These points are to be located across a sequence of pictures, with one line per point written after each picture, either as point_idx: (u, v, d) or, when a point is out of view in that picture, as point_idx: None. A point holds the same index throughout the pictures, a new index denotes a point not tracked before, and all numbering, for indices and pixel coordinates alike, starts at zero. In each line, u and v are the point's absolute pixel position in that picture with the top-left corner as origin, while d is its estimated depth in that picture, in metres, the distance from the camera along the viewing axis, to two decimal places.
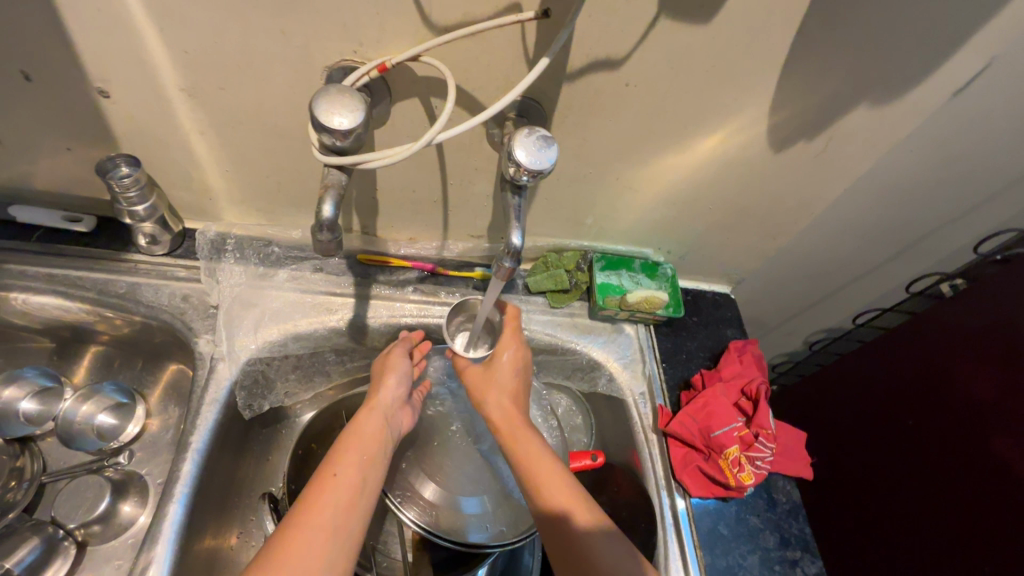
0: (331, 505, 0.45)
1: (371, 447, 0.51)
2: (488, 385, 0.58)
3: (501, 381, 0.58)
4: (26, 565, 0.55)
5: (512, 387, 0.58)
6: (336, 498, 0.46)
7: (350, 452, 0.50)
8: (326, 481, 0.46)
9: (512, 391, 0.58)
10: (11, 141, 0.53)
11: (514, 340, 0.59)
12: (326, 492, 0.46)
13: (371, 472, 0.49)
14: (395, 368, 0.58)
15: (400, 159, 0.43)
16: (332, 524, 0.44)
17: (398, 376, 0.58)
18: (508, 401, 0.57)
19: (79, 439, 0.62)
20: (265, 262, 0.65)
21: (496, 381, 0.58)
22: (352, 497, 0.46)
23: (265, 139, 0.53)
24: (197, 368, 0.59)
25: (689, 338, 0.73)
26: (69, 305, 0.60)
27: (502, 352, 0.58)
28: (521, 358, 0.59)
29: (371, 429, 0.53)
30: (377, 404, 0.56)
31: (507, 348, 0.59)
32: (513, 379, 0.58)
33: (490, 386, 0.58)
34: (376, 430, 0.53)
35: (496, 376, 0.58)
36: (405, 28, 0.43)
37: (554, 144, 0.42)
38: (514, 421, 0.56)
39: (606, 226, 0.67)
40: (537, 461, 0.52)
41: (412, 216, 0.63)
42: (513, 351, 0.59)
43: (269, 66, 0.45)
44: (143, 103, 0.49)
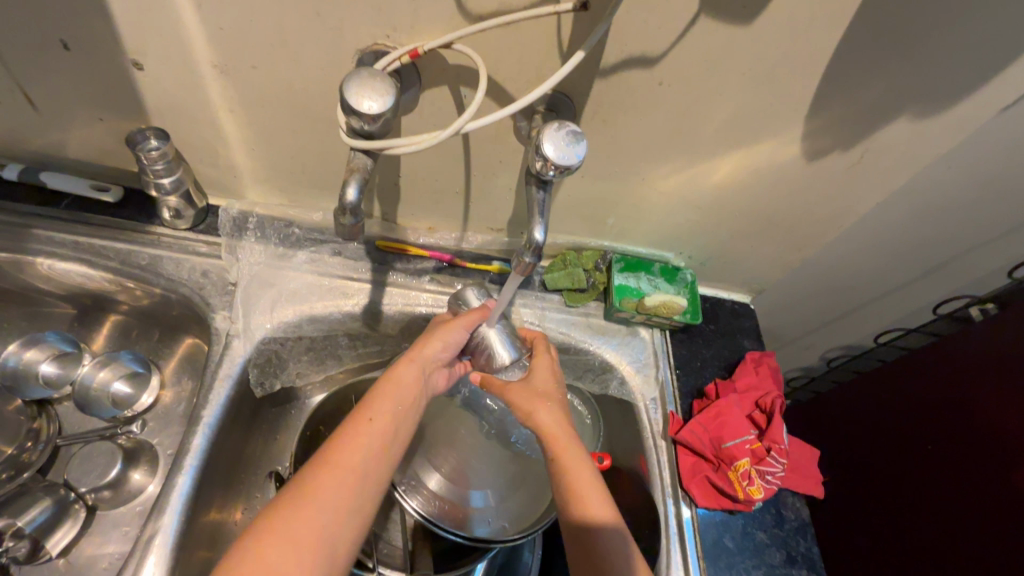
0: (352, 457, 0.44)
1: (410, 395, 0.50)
2: (531, 398, 0.53)
3: (546, 391, 0.54)
4: (36, 525, 0.56)
5: (553, 396, 0.54)
6: (363, 448, 0.45)
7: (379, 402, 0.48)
8: (360, 424, 0.46)
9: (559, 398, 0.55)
10: (47, 108, 0.53)
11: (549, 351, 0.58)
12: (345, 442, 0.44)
13: (401, 420, 0.49)
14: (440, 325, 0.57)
15: (426, 147, 0.43)
16: (350, 476, 0.43)
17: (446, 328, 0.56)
18: (558, 413, 0.53)
19: (95, 405, 0.63)
20: (284, 243, 0.65)
21: (542, 391, 0.54)
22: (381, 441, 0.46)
23: (293, 119, 0.53)
24: (213, 343, 0.59)
25: (705, 345, 0.72)
26: (93, 273, 0.61)
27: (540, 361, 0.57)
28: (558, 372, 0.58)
29: (408, 388, 0.51)
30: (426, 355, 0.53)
31: (546, 359, 0.57)
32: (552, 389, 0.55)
33: (539, 397, 0.53)
34: (413, 384, 0.51)
35: (540, 386, 0.54)
36: (440, 14, 0.42)
37: (583, 140, 0.42)
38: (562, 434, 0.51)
39: (628, 227, 0.66)
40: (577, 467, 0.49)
41: (433, 204, 0.63)
42: (552, 361, 0.58)
43: (303, 47, 0.45)
44: (176, 78, 0.49)
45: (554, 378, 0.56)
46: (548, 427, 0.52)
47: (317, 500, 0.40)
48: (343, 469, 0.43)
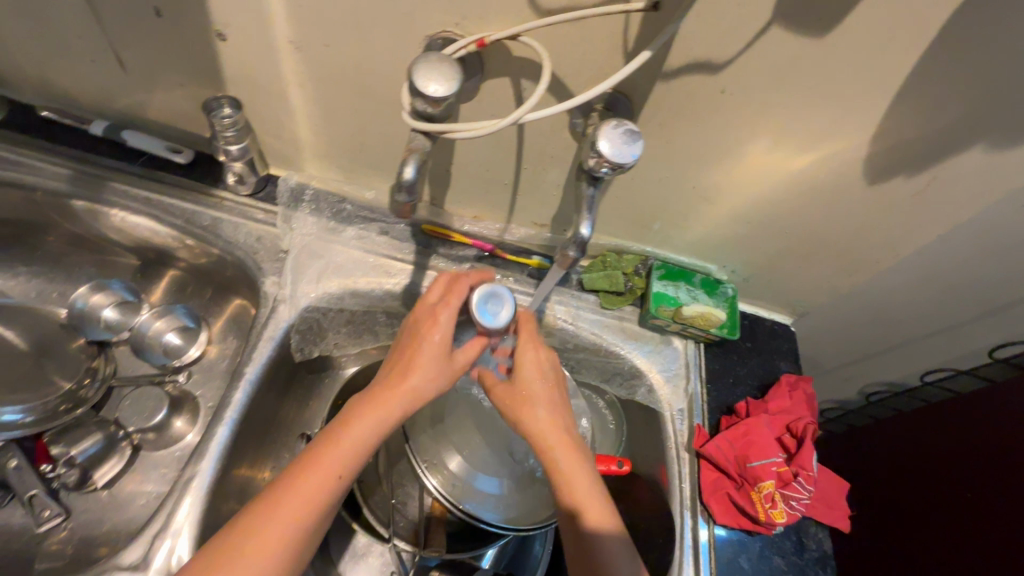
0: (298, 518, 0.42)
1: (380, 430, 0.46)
2: (516, 405, 0.52)
3: (531, 391, 0.53)
4: (88, 456, 0.60)
5: (543, 399, 0.52)
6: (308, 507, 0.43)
7: (338, 447, 0.44)
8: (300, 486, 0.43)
9: (554, 399, 0.53)
10: (136, 71, 0.57)
11: (534, 343, 0.55)
12: (299, 495, 0.42)
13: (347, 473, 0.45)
14: (433, 350, 0.48)
15: (485, 134, 0.44)
16: (297, 529, 0.42)
17: (441, 360, 0.48)
18: (545, 420, 0.51)
19: (148, 351, 0.68)
20: (336, 217, 0.67)
21: (525, 393, 0.53)
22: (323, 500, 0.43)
23: (358, 98, 0.55)
24: (260, 305, 0.62)
25: (739, 362, 0.71)
26: (158, 228, 0.64)
27: (526, 360, 0.54)
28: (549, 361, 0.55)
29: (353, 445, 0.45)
30: (407, 390, 0.47)
31: (529, 353, 0.54)
32: (542, 389, 0.53)
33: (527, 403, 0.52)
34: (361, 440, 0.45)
35: (527, 390, 0.53)
36: (510, 5, 0.43)
37: (640, 139, 0.42)
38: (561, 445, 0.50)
39: (672, 234, 0.66)
40: (575, 475, 0.49)
41: (481, 193, 0.64)
42: (538, 353, 0.55)
43: (375, 28, 0.47)
44: (254, 51, 0.52)
45: (542, 376, 0.54)
46: (536, 434, 0.51)
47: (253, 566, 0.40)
48: (296, 523, 0.42)
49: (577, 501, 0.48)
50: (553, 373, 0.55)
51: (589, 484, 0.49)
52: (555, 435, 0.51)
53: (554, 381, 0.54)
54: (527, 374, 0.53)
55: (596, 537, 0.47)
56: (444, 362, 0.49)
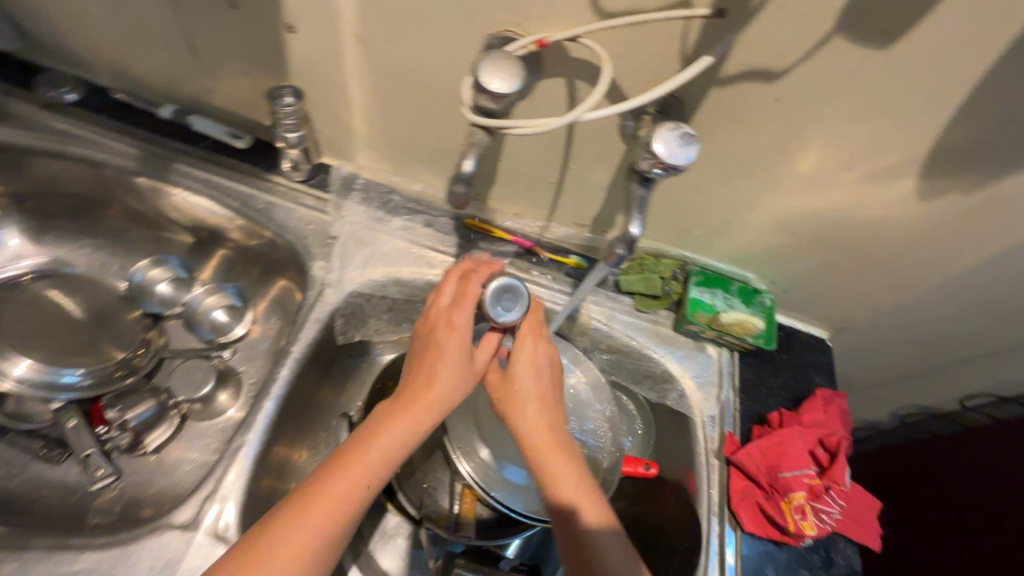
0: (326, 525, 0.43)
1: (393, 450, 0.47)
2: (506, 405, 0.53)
3: (525, 393, 0.53)
4: (141, 420, 0.63)
5: (535, 398, 0.53)
6: (317, 530, 0.43)
7: (364, 456, 0.46)
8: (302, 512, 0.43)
9: (549, 403, 0.53)
10: (207, 59, 0.60)
11: (536, 338, 0.56)
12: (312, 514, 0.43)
13: (350, 492, 0.45)
14: (452, 354, 0.51)
15: (544, 130, 0.45)
16: (314, 548, 0.42)
17: (463, 366, 0.51)
18: (534, 419, 0.52)
19: (199, 327, 0.71)
20: (384, 208, 0.70)
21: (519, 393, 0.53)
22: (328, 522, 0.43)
23: (414, 93, 0.57)
24: (309, 288, 0.64)
25: (773, 373, 0.70)
26: (215, 208, 0.66)
27: (523, 358, 0.54)
28: (547, 360, 0.55)
29: (350, 470, 0.45)
30: (430, 397, 0.49)
31: (529, 346, 0.55)
32: (538, 390, 0.53)
33: (519, 402, 0.52)
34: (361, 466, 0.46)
35: (523, 389, 0.53)
36: (573, 8, 0.44)
37: (695, 143, 0.42)
38: (553, 452, 0.50)
39: (714, 241, 0.66)
40: (571, 484, 0.49)
41: (525, 191, 0.65)
42: (535, 349, 0.55)
43: (438, 24, 0.49)
44: (320, 43, 0.54)
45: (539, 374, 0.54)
46: (528, 433, 0.51)
47: None
48: (316, 524, 0.43)
49: (574, 507, 0.48)
50: (548, 370, 0.55)
51: (584, 489, 0.50)
52: (546, 436, 0.51)
53: (550, 377, 0.55)
54: (529, 373, 0.54)
55: (589, 541, 0.47)
56: (461, 368, 0.51)
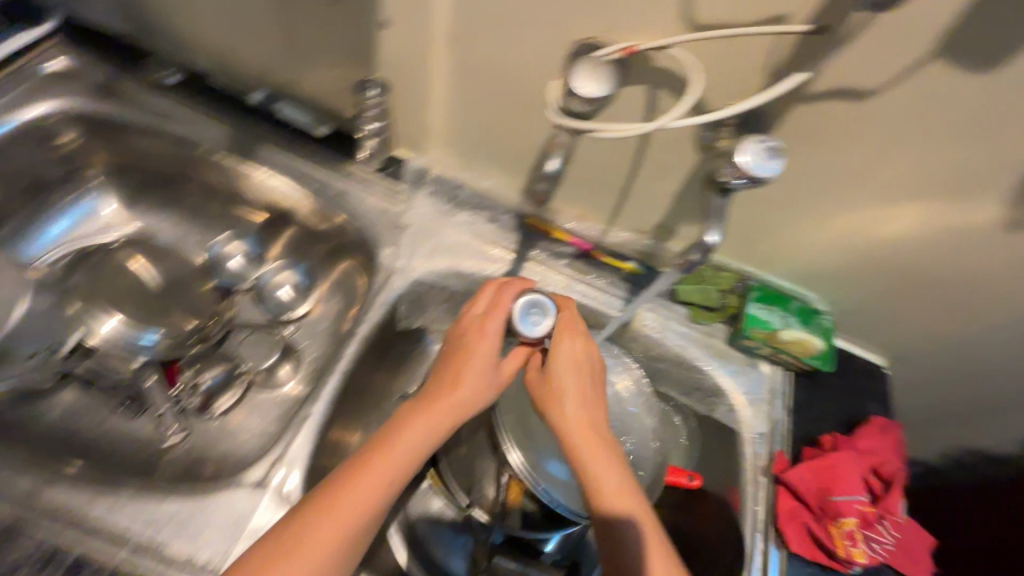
0: (340, 533, 0.44)
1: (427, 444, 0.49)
2: (547, 399, 0.52)
3: (562, 388, 0.52)
4: (211, 385, 0.68)
5: (573, 394, 0.52)
6: (348, 519, 0.44)
7: (393, 451, 0.47)
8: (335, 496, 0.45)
9: (586, 400, 0.52)
10: (302, 50, 0.64)
11: (574, 330, 0.54)
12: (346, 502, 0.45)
13: (378, 487, 0.46)
14: (472, 364, 0.52)
15: (629, 135, 0.47)
16: (343, 535, 0.44)
17: (486, 373, 0.52)
18: (579, 418, 0.51)
19: (268, 300, 0.75)
20: (450, 201, 0.72)
21: (560, 387, 0.52)
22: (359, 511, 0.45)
23: (495, 92, 0.59)
24: (377, 272, 0.67)
25: (828, 397, 0.69)
26: (293, 191, 0.69)
27: (563, 353, 0.53)
28: (586, 354, 0.54)
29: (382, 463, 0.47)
30: (445, 406, 0.50)
31: (565, 340, 0.53)
32: (577, 385, 0.52)
33: (558, 397, 0.52)
34: (393, 461, 0.47)
35: (561, 384, 0.52)
36: (666, 18, 0.46)
37: (779, 157, 0.43)
38: (590, 447, 0.49)
39: (777, 257, 0.66)
40: (607, 483, 0.48)
41: (591, 194, 0.66)
42: (572, 343, 0.54)
43: (528, 26, 0.51)
44: (412, 40, 0.57)
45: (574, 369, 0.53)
46: (572, 433, 0.50)
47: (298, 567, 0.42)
48: (348, 513, 0.44)
49: (609, 506, 0.47)
50: (591, 366, 0.54)
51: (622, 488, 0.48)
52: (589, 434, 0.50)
53: (594, 374, 0.53)
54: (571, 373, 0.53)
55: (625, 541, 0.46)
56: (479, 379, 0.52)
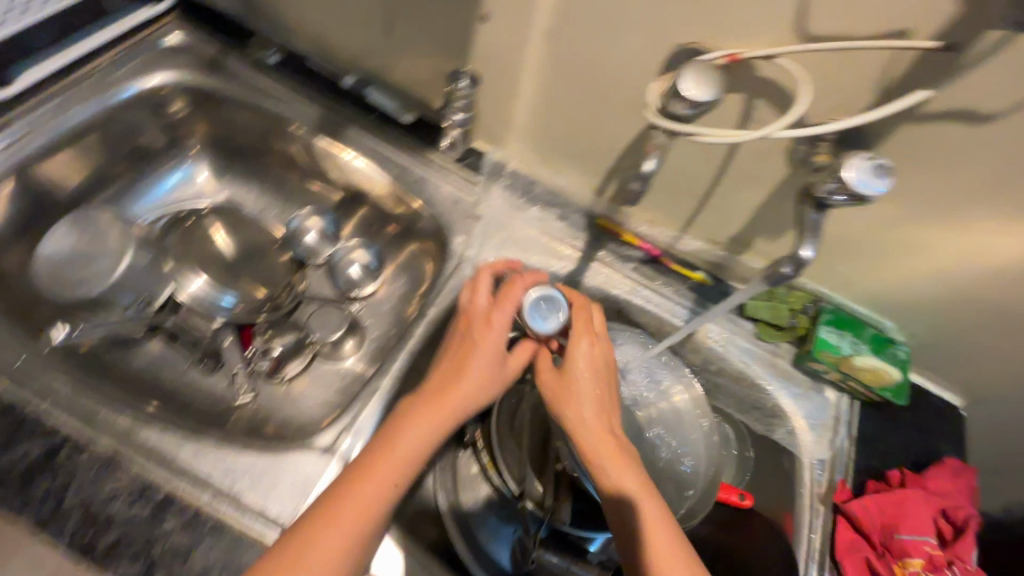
0: (353, 531, 0.44)
1: (434, 440, 0.49)
2: (562, 397, 0.51)
3: (576, 387, 0.51)
4: (284, 351, 0.71)
5: (588, 391, 0.51)
6: (356, 519, 0.44)
7: (395, 452, 0.47)
8: (344, 494, 0.45)
9: (600, 398, 0.51)
10: (399, 38, 0.67)
11: (590, 333, 0.54)
12: (354, 500, 0.45)
13: (388, 484, 0.46)
14: (479, 361, 0.53)
15: (729, 142, 0.46)
16: (354, 537, 0.44)
17: (492, 369, 0.53)
18: (592, 419, 0.50)
19: (338, 276, 0.77)
20: (524, 196, 0.73)
21: (574, 386, 0.52)
22: (365, 509, 0.45)
23: (583, 91, 0.59)
24: (448, 259, 0.69)
25: (896, 431, 0.66)
26: (375, 174, 0.73)
27: (577, 354, 0.53)
28: (599, 355, 0.54)
29: (387, 463, 0.47)
30: (452, 403, 0.51)
31: (581, 342, 0.53)
32: (591, 384, 0.52)
33: (571, 397, 0.51)
34: (399, 462, 0.47)
35: (575, 382, 0.52)
36: (776, 27, 0.45)
37: (887, 176, 0.42)
38: (604, 442, 0.48)
39: (856, 281, 0.63)
40: (625, 480, 0.46)
41: (667, 201, 0.66)
42: (590, 344, 0.53)
43: (629, 29, 0.51)
44: (509, 35, 0.58)
45: (587, 366, 0.52)
46: (585, 437, 0.49)
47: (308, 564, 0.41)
48: (357, 510, 0.44)
49: (629, 505, 0.45)
50: (605, 366, 0.53)
51: (640, 486, 0.46)
52: (605, 437, 0.49)
53: (608, 369, 0.53)
54: (583, 374, 0.52)
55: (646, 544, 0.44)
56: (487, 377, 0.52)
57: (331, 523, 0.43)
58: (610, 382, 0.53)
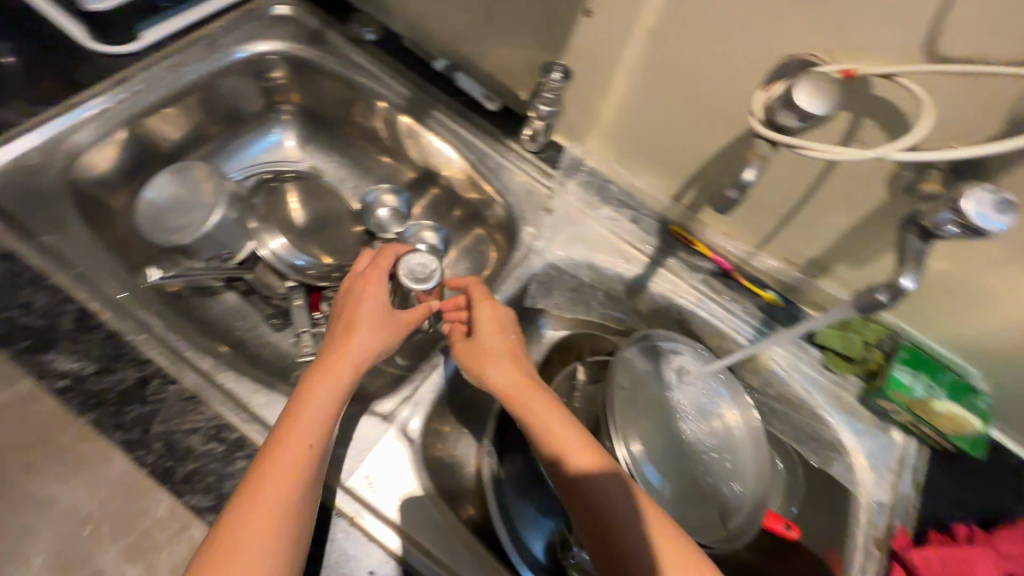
0: (297, 468, 0.45)
1: (340, 393, 0.51)
2: (480, 359, 0.57)
3: (488, 347, 0.58)
4: None
5: (503, 350, 0.58)
6: (294, 471, 0.44)
7: (307, 408, 0.49)
8: (277, 453, 0.45)
9: (502, 354, 0.58)
10: (498, 27, 0.68)
11: (485, 297, 0.61)
12: (290, 453, 0.45)
13: (311, 434, 0.47)
14: (365, 317, 0.57)
15: (836, 159, 0.45)
16: (298, 483, 0.44)
17: (380, 326, 0.57)
18: (510, 371, 0.57)
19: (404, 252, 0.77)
20: (599, 195, 0.73)
21: (486, 348, 0.58)
22: (303, 457, 0.45)
23: (678, 94, 0.58)
24: (516, 248, 0.70)
25: (965, 483, 0.63)
26: (455, 157, 0.74)
27: (480, 319, 0.59)
28: (501, 315, 0.60)
29: (303, 418, 0.48)
30: (352, 356, 0.54)
31: (482, 308, 0.60)
32: (501, 342, 0.59)
33: (483, 357, 0.57)
34: (317, 415, 0.49)
35: (484, 343, 0.58)
36: (902, 46, 0.43)
37: (1008, 212, 0.40)
38: (528, 393, 0.55)
39: (943, 320, 0.60)
40: (551, 424, 0.52)
41: (747, 215, 0.64)
42: (494, 309, 0.60)
43: (739, 35, 0.50)
44: (611, 32, 0.58)
45: (489, 324, 0.59)
46: (505, 384, 0.56)
47: (260, 511, 0.42)
48: (294, 460, 0.45)
49: (560, 446, 0.51)
50: (507, 323, 0.60)
51: (565, 425, 0.52)
52: (526, 382, 0.56)
53: (511, 330, 0.60)
54: (484, 330, 0.59)
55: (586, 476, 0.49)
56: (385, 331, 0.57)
57: (274, 460, 0.44)
58: (515, 339, 0.60)
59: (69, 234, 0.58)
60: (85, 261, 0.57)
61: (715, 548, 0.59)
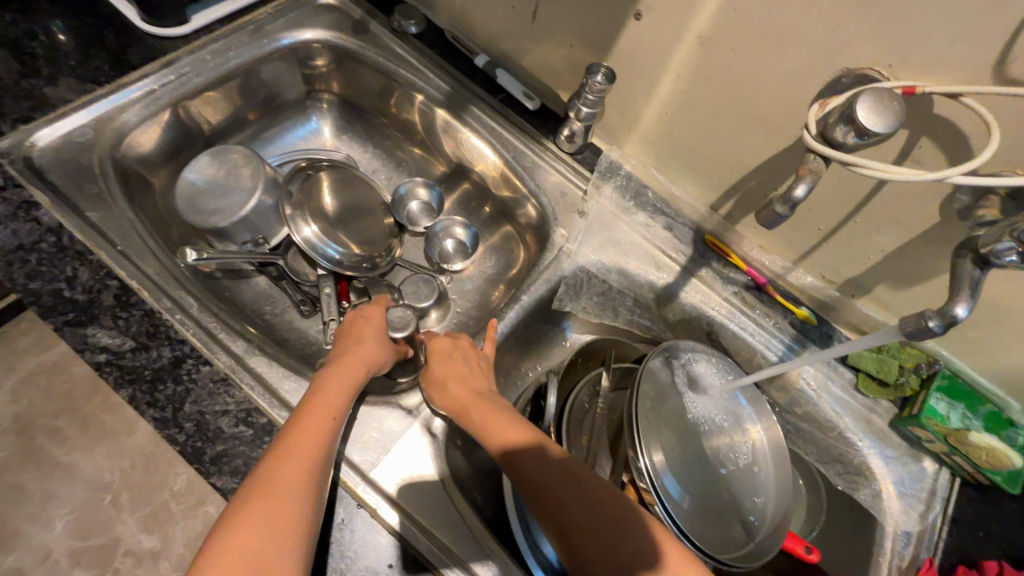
0: (315, 439, 0.46)
1: (350, 385, 0.53)
2: (433, 386, 0.57)
3: (445, 370, 0.58)
4: None
5: (459, 369, 0.58)
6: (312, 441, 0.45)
7: (322, 395, 0.50)
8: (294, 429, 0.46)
9: (461, 376, 0.58)
10: (542, 25, 0.67)
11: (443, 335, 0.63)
12: (306, 428, 0.46)
13: (323, 412, 0.48)
14: (365, 331, 0.60)
15: (892, 179, 0.44)
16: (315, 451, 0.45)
17: (374, 338, 0.59)
18: (459, 390, 0.56)
19: (433, 246, 0.79)
20: (634, 200, 0.72)
21: (440, 375, 0.58)
22: (322, 433, 0.47)
23: (724, 103, 0.57)
24: (547, 249, 0.69)
25: (999, 519, 0.60)
26: (490, 154, 0.74)
27: (437, 351, 0.61)
28: (458, 345, 0.61)
29: (317, 402, 0.49)
30: (362, 357, 0.56)
31: (439, 341, 0.62)
32: (456, 365, 0.59)
33: (439, 382, 0.57)
34: (332, 401, 0.50)
35: (437, 372, 0.58)
36: (970, 65, 0.42)
37: None
38: (481, 406, 0.54)
39: (987, 349, 0.58)
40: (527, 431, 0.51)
41: (787, 230, 0.63)
42: (449, 339, 0.62)
43: (796, 46, 0.49)
44: (660, 36, 0.57)
45: (447, 352, 0.60)
46: (452, 406, 0.55)
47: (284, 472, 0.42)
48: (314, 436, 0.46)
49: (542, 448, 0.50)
50: (467, 350, 0.61)
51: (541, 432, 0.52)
52: (470, 398, 0.55)
53: (470, 356, 0.60)
54: (435, 360, 0.60)
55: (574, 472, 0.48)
56: (380, 346, 0.58)
57: (295, 431, 0.46)
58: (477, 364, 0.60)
59: (112, 211, 0.59)
60: (126, 239, 0.58)
61: (736, 567, 0.54)
